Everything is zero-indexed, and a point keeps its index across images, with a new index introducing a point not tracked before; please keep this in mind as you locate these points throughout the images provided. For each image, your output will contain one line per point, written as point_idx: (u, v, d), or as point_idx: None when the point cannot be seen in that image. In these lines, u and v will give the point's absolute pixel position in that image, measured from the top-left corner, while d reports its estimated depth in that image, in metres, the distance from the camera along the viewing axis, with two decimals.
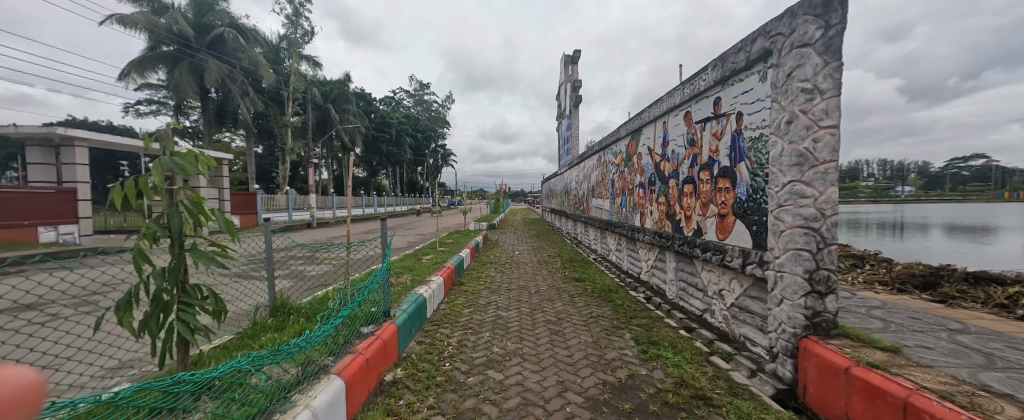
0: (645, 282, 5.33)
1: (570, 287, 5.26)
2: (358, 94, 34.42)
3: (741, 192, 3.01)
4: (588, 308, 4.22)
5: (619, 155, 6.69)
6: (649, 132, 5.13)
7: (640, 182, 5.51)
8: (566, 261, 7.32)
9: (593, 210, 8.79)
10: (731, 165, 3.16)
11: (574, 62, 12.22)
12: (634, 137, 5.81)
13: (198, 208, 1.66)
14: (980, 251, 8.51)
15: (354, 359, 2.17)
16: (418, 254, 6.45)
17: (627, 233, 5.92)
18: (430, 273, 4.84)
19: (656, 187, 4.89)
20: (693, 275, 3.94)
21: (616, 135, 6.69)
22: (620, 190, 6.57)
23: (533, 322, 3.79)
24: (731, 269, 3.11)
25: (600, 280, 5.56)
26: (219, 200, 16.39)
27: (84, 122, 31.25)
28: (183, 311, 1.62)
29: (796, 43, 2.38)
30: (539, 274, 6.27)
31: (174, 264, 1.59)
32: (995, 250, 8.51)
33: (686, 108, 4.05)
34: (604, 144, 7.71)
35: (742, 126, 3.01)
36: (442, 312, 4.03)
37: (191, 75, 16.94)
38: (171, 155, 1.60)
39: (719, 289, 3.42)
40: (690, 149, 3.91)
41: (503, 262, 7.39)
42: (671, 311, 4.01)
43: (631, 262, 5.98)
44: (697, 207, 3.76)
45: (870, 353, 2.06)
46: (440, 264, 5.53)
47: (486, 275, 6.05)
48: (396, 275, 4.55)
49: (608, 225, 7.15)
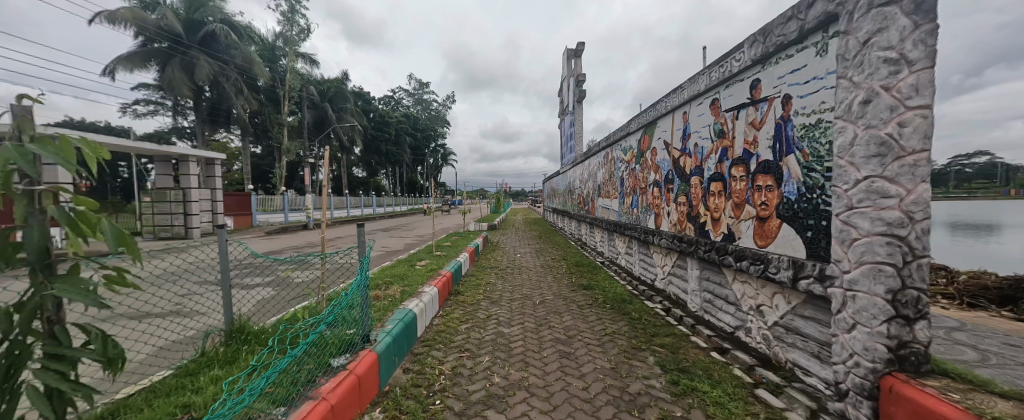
0: (662, 290, 4.84)
1: (579, 296, 4.76)
2: (356, 93, 33.99)
3: (790, 190, 2.51)
4: (601, 322, 3.73)
5: (629, 151, 6.18)
6: (666, 124, 4.61)
7: (655, 180, 5.00)
8: (572, 266, 6.83)
9: (600, 210, 8.30)
10: (775, 158, 2.66)
11: (577, 55, 11.71)
12: (647, 132, 5.29)
13: (78, 218, 1.17)
14: (986, 241, 8.32)
15: (314, 408, 1.67)
16: (412, 260, 5.95)
17: (640, 236, 5.42)
18: (423, 282, 4.32)
19: (674, 187, 4.40)
20: (721, 287, 3.44)
21: (625, 129, 6.18)
22: (632, 189, 6.06)
23: (540, 342, 3.28)
24: (777, 283, 2.61)
25: (611, 288, 5.07)
26: (212, 201, 15.96)
27: (81, 122, 30.94)
28: (46, 366, 1.10)
29: (875, 1, 1.86)
30: (543, 280, 5.76)
31: (34, 298, 1.10)
32: (1004, 239, 8.30)
33: (712, 94, 3.54)
34: (611, 139, 7.18)
35: (789, 112, 2.51)
36: (435, 330, 3.52)
37: (182, 72, 16.47)
38: (24, 144, 1.10)
39: (757, 304, 2.92)
40: (718, 142, 3.41)
41: (505, 266, 6.92)
42: (696, 327, 3.51)
43: (644, 267, 5.47)
44: (727, 208, 3.26)
45: (989, 402, 1.55)
46: (435, 272, 5.00)
47: (487, 283, 5.54)
48: (382, 286, 4.04)
49: (617, 227, 6.65)
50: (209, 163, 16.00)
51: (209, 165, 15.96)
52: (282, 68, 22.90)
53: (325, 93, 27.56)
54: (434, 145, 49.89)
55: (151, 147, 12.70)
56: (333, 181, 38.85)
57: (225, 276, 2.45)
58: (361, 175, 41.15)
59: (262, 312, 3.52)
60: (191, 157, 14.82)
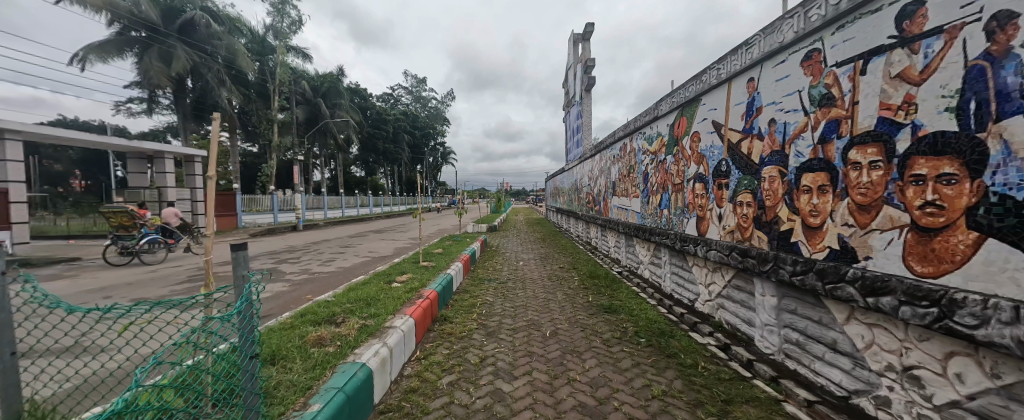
0: (707, 316, 3.77)
1: (601, 324, 3.70)
2: (352, 89, 33.01)
3: (1010, 183, 1.41)
4: (641, 375, 2.62)
5: (656, 139, 5.10)
6: (717, 100, 3.51)
7: (697, 173, 3.93)
8: (585, 278, 5.77)
9: (614, 210, 7.26)
10: (962, 127, 1.57)
11: (585, 40, 10.62)
12: (685, 113, 4.18)
13: None
14: None
15: None
16: (390, 273, 4.87)
17: (674, 244, 4.35)
18: (395, 310, 3.21)
19: (730, 182, 3.30)
20: (821, 327, 2.36)
21: (651, 113, 5.11)
22: (660, 186, 4.96)
23: (557, 413, 2.17)
24: (976, 343, 1.51)
25: (640, 312, 3.99)
26: (192, 201, 14.92)
27: (70, 119, 30.07)
28: None
29: None
30: (553, 299, 4.64)
31: None
32: None
33: (805, 43, 2.42)
34: (631, 127, 6.09)
35: (1008, 44, 1.42)
36: (406, 390, 2.42)
37: (161, 62, 15.45)
38: None
39: (909, 366, 1.84)
40: (819, 113, 2.31)
41: (504, 278, 5.86)
42: (784, 384, 2.41)
43: (679, 283, 4.41)
44: (841, 211, 2.16)
45: None
46: (416, 291, 3.90)
47: (482, 304, 4.40)
48: (337, 319, 2.96)
49: (638, 231, 5.60)
50: (189, 160, 15.02)
51: (189, 162, 14.96)
52: (273, 61, 21.88)
53: (318, 89, 26.55)
54: (433, 143, 48.95)
55: (118, 143, 11.67)
56: (330, 180, 37.98)
57: (1, 343, 1.37)
58: (359, 173, 40.25)
59: (126, 380, 2.31)
60: (167, 153, 13.83)
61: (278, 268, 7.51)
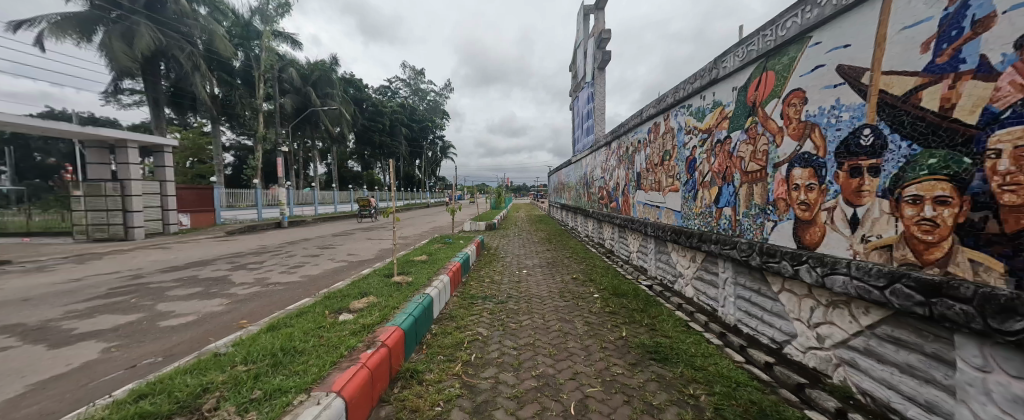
0: (816, 374, 2.44)
1: (656, 391, 2.32)
2: (347, 79, 31.55)
3: None
4: None
5: (710, 111, 3.78)
6: (852, 30, 2.16)
7: (799, 152, 2.57)
8: (609, 296, 4.45)
9: (638, 207, 5.96)
10: None
11: (598, 10, 9.18)
12: (772, 65, 2.84)
13: None
14: None
15: None
16: (348, 296, 3.54)
17: (747, 257, 3.01)
18: (319, 379, 1.89)
19: (887, 163, 1.94)
20: None
21: (706, 75, 3.78)
22: (718, 177, 3.63)
23: None
24: None
25: (708, 364, 2.65)
26: (162, 195, 13.62)
27: (59, 112, 29.07)
28: None
29: None
30: (572, 334, 3.30)
31: None
32: None
33: None
34: (668, 101, 4.76)
35: None
36: None
37: (122, 41, 14.01)
38: None
39: None
40: None
41: (506, 295, 4.53)
42: None
43: (753, 314, 3.08)
44: None
45: None
46: (371, 330, 2.60)
47: (472, 342, 3.09)
48: (202, 404, 1.65)
49: (679, 235, 4.28)
50: (159, 151, 13.66)
51: (159, 153, 13.63)
52: (257, 46, 20.39)
53: (309, 77, 25.06)
54: (433, 138, 47.48)
55: (67, 128, 10.30)
56: (325, 175, 36.65)
57: None
58: (356, 168, 39.00)
59: None
60: (131, 143, 12.36)
61: (230, 277, 6.15)
